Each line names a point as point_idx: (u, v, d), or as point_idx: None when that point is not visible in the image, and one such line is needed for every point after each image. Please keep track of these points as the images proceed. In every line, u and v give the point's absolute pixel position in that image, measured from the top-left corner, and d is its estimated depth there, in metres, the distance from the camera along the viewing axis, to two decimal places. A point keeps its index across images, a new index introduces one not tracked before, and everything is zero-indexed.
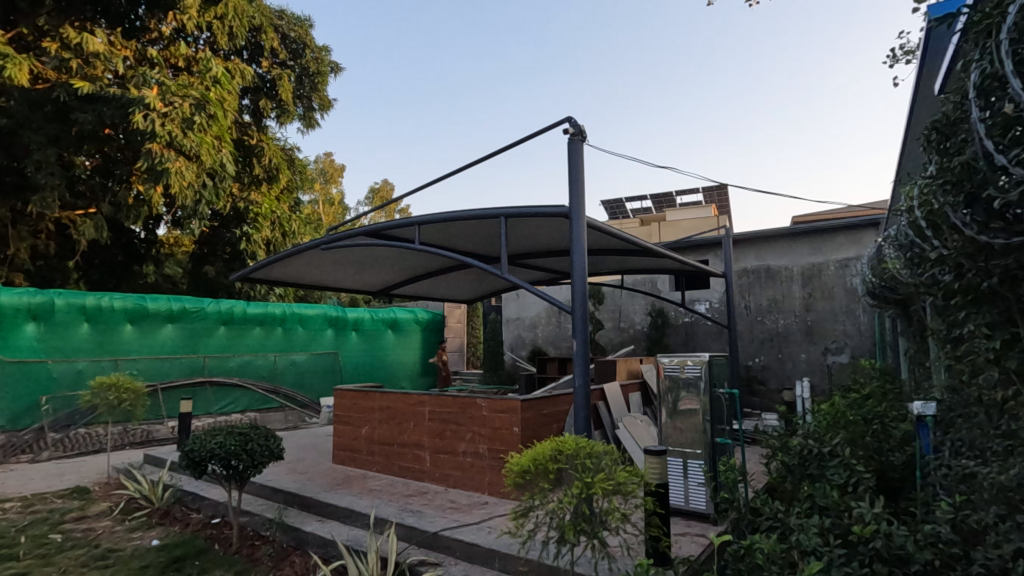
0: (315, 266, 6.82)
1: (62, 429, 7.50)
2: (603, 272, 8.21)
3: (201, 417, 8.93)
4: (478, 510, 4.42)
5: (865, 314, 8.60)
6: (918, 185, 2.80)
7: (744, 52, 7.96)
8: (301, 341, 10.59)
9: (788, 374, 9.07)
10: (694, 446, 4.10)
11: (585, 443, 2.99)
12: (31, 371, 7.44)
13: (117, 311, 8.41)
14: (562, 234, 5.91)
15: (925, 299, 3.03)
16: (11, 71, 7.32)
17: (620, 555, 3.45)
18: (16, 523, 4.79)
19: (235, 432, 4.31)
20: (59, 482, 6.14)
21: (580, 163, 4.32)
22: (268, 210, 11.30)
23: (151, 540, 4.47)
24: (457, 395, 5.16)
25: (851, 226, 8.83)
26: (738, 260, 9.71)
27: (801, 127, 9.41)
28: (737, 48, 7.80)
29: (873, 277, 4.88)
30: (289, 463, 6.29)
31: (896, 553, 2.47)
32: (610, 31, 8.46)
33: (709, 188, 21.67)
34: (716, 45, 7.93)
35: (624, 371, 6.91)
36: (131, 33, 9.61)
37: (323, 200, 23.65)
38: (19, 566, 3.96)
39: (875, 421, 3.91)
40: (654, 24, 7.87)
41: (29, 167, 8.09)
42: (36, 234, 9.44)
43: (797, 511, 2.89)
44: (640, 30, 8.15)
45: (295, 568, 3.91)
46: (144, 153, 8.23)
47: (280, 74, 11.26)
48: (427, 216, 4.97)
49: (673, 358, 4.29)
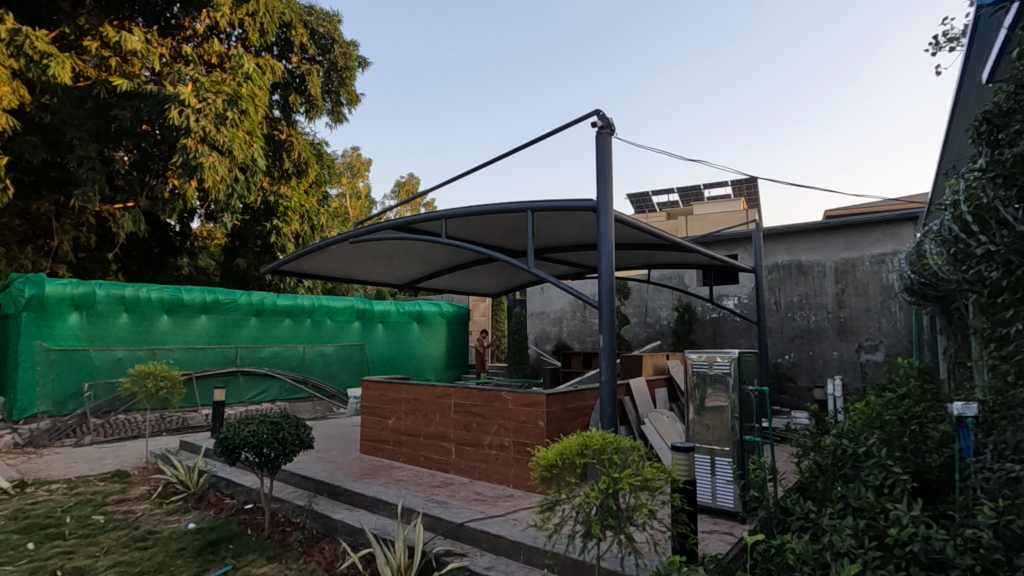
0: (344, 259, 6.90)
1: (103, 415, 7.89)
2: (629, 266, 8.13)
3: (234, 405, 9.24)
4: (503, 503, 4.44)
5: (902, 312, 8.31)
6: (966, 178, 2.74)
7: (783, 34, 7.75)
8: (329, 333, 10.78)
9: (819, 372, 8.87)
10: (722, 444, 4.06)
11: (613, 438, 2.96)
12: (74, 359, 7.79)
13: (154, 302, 8.63)
14: (590, 228, 5.90)
15: (969, 296, 2.95)
16: (55, 70, 7.60)
17: (648, 551, 3.43)
18: (62, 504, 5.00)
19: (267, 421, 4.41)
20: (100, 466, 6.39)
21: (608, 157, 4.29)
22: (298, 204, 11.52)
23: (187, 523, 4.62)
24: (482, 388, 5.20)
25: (888, 221, 8.53)
26: (768, 255, 9.50)
27: (838, 119, 9.09)
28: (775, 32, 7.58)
29: (912, 273, 4.70)
30: (318, 452, 6.41)
31: (936, 558, 2.40)
32: (639, 17, 8.35)
33: (738, 181, 21.23)
34: (758, 27, 7.75)
35: (650, 366, 6.87)
36: (167, 31, 9.89)
37: (350, 194, 24.02)
38: (64, 545, 4.14)
39: (913, 421, 3.79)
40: (695, 8, 7.73)
41: (72, 163, 8.36)
42: (78, 226, 9.80)
43: (830, 511, 2.84)
44: (678, 14, 8.02)
45: (324, 555, 3.99)
46: (179, 149, 8.42)
47: (309, 69, 11.40)
48: (455, 210, 4.99)
49: (701, 354, 4.23)
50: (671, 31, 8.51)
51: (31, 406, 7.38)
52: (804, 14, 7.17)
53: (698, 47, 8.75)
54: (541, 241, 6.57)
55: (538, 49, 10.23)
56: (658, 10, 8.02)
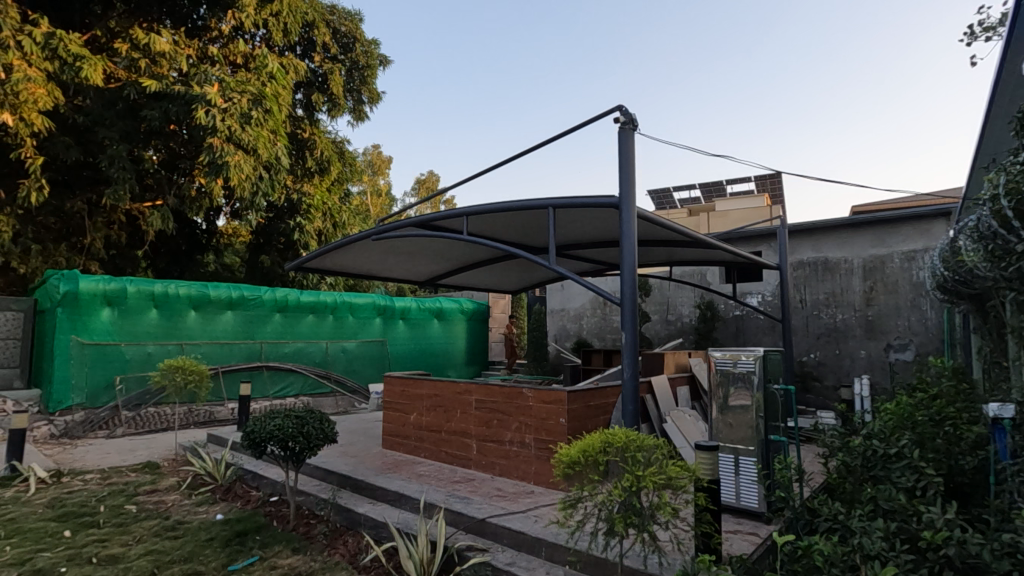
0: (365, 256, 6.98)
1: (134, 407, 8.02)
2: (650, 263, 8.07)
3: (259, 399, 9.41)
4: (524, 499, 4.45)
5: (933, 310, 8.09)
6: (1007, 172, 2.67)
7: (818, 30, 7.62)
8: (351, 329, 10.90)
9: (846, 371, 8.69)
10: (746, 443, 4.00)
11: (636, 435, 2.95)
12: (107, 353, 8.03)
13: (182, 298, 8.83)
14: (612, 225, 5.85)
15: (1009, 294, 2.88)
16: (87, 71, 7.82)
17: (670, 550, 3.41)
18: (96, 493, 5.16)
19: (292, 415, 4.48)
20: (132, 457, 6.58)
21: (630, 153, 4.26)
22: (320, 201, 11.65)
23: (215, 514, 4.72)
24: (503, 384, 5.22)
25: (919, 217, 8.32)
26: (793, 252, 9.33)
27: (872, 113, 8.86)
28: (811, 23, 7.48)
29: (945, 270, 4.55)
30: (341, 447, 6.50)
31: (972, 563, 2.34)
32: (674, 13, 8.29)
33: (762, 176, 20.84)
34: (794, 21, 7.62)
35: (672, 364, 6.82)
36: (194, 32, 10.08)
37: (372, 192, 24.22)
38: (99, 533, 4.27)
39: (946, 423, 3.69)
40: (732, 6, 7.64)
41: (103, 162, 8.58)
42: (110, 225, 10.08)
43: (859, 513, 2.79)
44: (715, 12, 7.95)
45: (347, 548, 4.05)
46: (205, 147, 8.59)
47: (331, 68, 11.50)
48: (475, 207, 5.00)
49: (725, 352, 4.17)
50: (703, 28, 8.48)
51: (66, 398, 7.63)
52: (838, 10, 7.08)
53: (730, 45, 8.66)
54: (562, 238, 6.55)
55: (560, 48, 10.26)
56: (693, 6, 7.98)
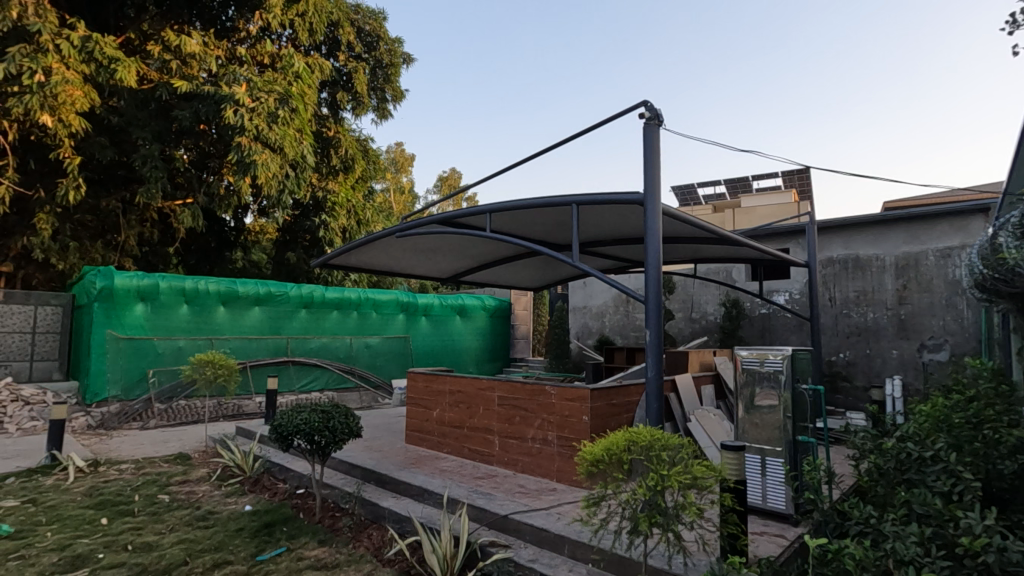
0: (389, 253, 7.03)
1: (166, 400, 8.30)
2: (674, 260, 7.96)
3: (285, 394, 9.59)
4: (547, 496, 4.45)
5: (969, 308, 7.83)
6: None
7: (852, 23, 7.46)
8: (375, 325, 11.04)
9: (876, 372, 8.47)
10: (774, 444, 3.93)
11: (660, 435, 2.92)
12: (140, 347, 8.28)
13: (211, 294, 9.05)
14: (636, 221, 5.79)
15: None
16: (122, 73, 8.05)
17: (695, 551, 3.36)
18: (131, 483, 5.33)
19: (318, 410, 4.55)
20: (164, 448, 6.78)
21: (656, 149, 4.20)
22: (344, 199, 11.78)
23: (244, 505, 4.84)
24: (526, 381, 5.22)
25: (956, 212, 8.04)
26: (823, 249, 9.12)
27: (907, 105, 8.60)
28: (842, 14, 7.35)
29: (984, 267, 4.35)
30: (365, 441, 6.58)
31: (1012, 571, 2.24)
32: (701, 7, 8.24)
33: (789, 171, 20.34)
34: (823, 12, 7.48)
35: (696, 362, 6.73)
36: (223, 33, 10.28)
37: (394, 189, 24.42)
38: (134, 521, 4.41)
39: (984, 425, 3.56)
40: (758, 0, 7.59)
41: (137, 161, 8.83)
42: (143, 222, 10.37)
43: (892, 517, 2.72)
44: (742, 9, 7.93)
45: (372, 541, 4.11)
46: (234, 146, 8.76)
47: (356, 67, 11.61)
48: (500, 204, 5.00)
49: (752, 351, 4.10)
50: (731, 26, 8.49)
51: (102, 391, 7.90)
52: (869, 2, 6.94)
53: (757, 41, 8.60)
54: (586, 234, 6.50)
55: (583, 43, 10.21)
56: (721, 3, 7.99)
